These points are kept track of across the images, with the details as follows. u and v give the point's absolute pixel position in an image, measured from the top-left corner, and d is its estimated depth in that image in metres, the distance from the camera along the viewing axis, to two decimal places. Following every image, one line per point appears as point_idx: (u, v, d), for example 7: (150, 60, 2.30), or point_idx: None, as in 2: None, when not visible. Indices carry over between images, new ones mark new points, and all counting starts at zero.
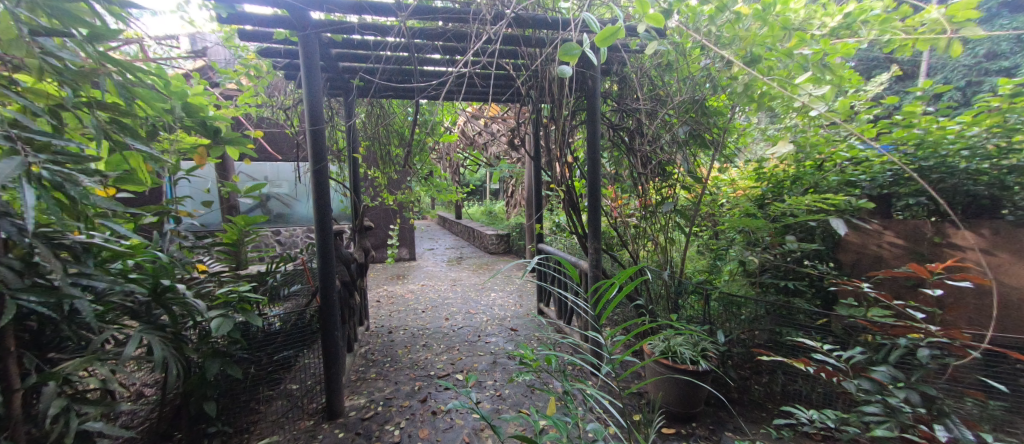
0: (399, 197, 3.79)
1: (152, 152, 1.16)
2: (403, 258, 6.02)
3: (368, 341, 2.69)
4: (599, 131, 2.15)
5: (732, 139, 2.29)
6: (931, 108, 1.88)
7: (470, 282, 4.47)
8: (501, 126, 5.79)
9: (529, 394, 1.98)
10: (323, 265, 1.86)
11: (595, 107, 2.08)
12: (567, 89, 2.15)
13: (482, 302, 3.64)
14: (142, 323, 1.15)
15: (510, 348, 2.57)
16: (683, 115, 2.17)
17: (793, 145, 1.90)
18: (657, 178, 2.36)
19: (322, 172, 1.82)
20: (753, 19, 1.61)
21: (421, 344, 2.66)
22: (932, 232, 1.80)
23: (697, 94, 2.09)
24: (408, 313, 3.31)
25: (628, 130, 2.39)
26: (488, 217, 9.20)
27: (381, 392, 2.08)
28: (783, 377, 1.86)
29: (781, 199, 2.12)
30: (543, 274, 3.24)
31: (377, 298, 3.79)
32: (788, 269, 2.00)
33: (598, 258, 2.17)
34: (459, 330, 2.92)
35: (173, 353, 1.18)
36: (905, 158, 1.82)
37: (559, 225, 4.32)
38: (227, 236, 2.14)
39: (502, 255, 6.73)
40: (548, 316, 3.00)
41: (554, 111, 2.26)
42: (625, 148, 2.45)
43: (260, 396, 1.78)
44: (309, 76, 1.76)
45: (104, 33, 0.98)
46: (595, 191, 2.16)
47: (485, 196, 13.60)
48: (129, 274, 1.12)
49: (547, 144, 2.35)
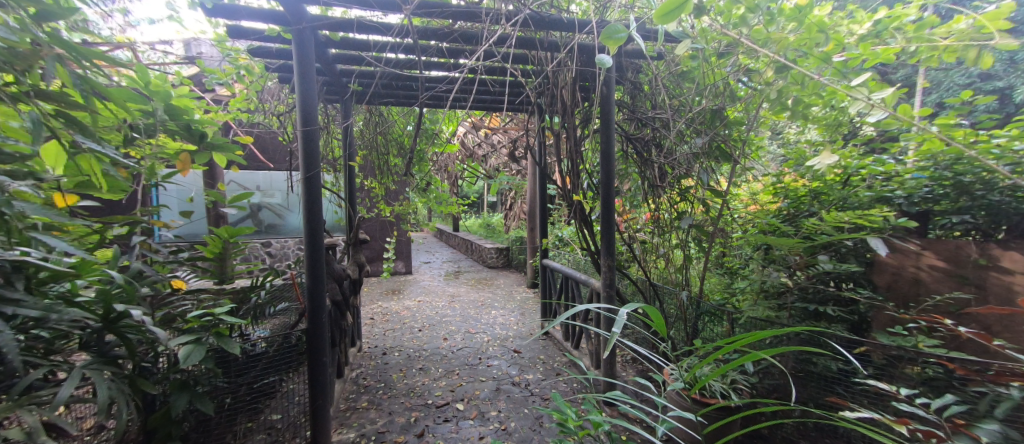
0: (396, 209, 3.63)
1: (107, 154, 1.00)
2: (398, 272, 5.83)
3: (360, 364, 2.49)
4: (614, 140, 2.02)
5: (750, 152, 2.17)
6: (970, 120, 1.75)
7: (469, 298, 4.28)
8: (502, 138, 5.70)
9: (538, 428, 1.81)
10: (312, 284, 1.69)
11: (610, 116, 1.95)
12: (579, 96, 2.02)
13: (483, 320, 3.46)
14: (91, 355, 0.97)
15: (515, 372, 2.38)
16: (701, 125, 2.04)
17: (839, 155, 1.64)
18: (673, 191, 2.22)
19: (313, 180, 1.64)
20: (787, 21, 1.50)
21: (417, 368, 2.46)
22: (977, 255, 1.61)
23: (717, 103, 1.96)
24: (404, 332, 3.12)
25: (643, 140, 2.25)
26: (486, 230, 9.04)
27: (372, 425, 1.88)
28: (816, 411, 1.69)
29: (806, 215, 1.98)
30: (547, 290, 3.07)
31: (372, 315, 3.59)
32: (817, 293, 1.84)
33: (613, 277, 2.02)
34: (458, 351, 2.73)
35: (126, 393, 0.98)
36: (946, 173, 1.67)
37: (562, 239, 4.16)
38: (209, 249, 1.96)
39: (501, 269, 6.54)
40: (554, 336, 2.83)
41: (566, 120, 2.12)
42: (638, 160, 2.32)
43: (236, 431, 1.57)
44: (304, 75, 1.61)
45: (57, 11, 0.83)
46: (608, 205, 2.02)
47: (483, 208, 13.45)
48: (75, 298, 0.95)
49: (557, 155, 2.21)
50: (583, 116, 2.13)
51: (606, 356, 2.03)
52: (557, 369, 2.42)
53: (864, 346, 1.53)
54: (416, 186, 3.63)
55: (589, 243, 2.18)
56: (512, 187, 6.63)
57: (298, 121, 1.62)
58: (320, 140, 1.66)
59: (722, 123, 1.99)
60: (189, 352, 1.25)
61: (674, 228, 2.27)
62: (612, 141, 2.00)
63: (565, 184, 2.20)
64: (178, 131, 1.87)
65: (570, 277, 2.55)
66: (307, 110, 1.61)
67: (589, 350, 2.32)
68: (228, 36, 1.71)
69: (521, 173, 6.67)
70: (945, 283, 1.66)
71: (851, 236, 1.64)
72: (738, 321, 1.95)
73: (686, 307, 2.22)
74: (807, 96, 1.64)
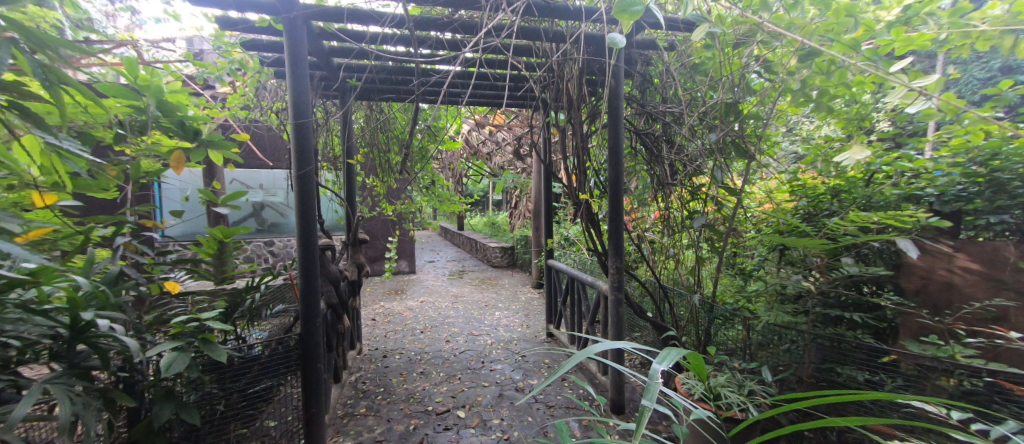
0: (398, 208, 3.56)
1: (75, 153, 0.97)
2: (402, 271, 5.77)
3: (360, 367, 2.42)
4: (622, 136, 1.92)
5: (766, 148, 2.06)
6: (1008, 112, 1.63)
7: (473, 299, 4.20)
8: (508, 135, 5.61)
9: (542, 438, 1.73)
10: (307, 288, 1.61)
11: (618, 110, 1.85)
12: (585, 90, 1.93)
13: (486, 321, 3.38)
14: (58, 367, 0.91)
15: (518, 377, 2.30)
16: (715, 119, 1.94)
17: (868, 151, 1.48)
18: (685, 190, 2.11)
19: (306, 177, 1.57)
20: (811, 5, 1.39)
21: (418, 372, 2.38)
22: (1015, 257, 1.50)
23: (732, 95, 1.86)
24: (406, 334, 3.05)
25: (653, 136, 2.15)
26: (491, 229, 8.96)
27: (370, 433, 1.80)
28: (839, 423, 1.58)
29: (825, 214, 1.87)
30: (552, 292, 2.98)
31: (373, 316, 3.53)
32: (838, 298, 1.73)
33: (621, 279, 1.92)
34: (461, 354, 2.65)
35: (97, 407, 0.92)
36: (981, 169, 1.55)
37: (568, 238, 4.07)
38: (204, 251, 1.92)
39: (506, 269, 6.45)
40: (559, 340, 2.74)
41: (571, 115, 2.02)
42: (647, 157, 2.22)
43: (229, 438, 1.50)
44: (295, 67, 1.52)
45: None
46: (615, 204, 1.92)
47: (488, 207, 13.37)
48: (41, 307, 0.90)
49: (563, 152, 2.11)
50: (589, 111, 2.03)
51: (613, 362, 1.94)
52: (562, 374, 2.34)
53: (889, 356, 1.43)
54: (418, 185, 3.56)
55: (596, 244, 2.08)
56: (517, 185, 6.53)
57: (290, 116, 1.55)
58: (314, 137, 1.59)
59: (737, 117, 1.89)
60: (170, 361, 1.20)
61: (685, 227, 2.16)
62: (620, 137, 1.90)
63: (570, 182, 2.11)
64: (173, 129, 1.82)
65: (576, 279, 2.46)
66: (299, 105, 1.53)
67: (595, 355, 2.24)
68: (218, 24, 1.68)
69: (527, 171, 6.57)
70: (981, 287, 1.54)
71: (878, 237, 1.53)
72: (753, 327, 1.85)
73: (698, 311, 2.13)
74: (832, 87, 1.53)
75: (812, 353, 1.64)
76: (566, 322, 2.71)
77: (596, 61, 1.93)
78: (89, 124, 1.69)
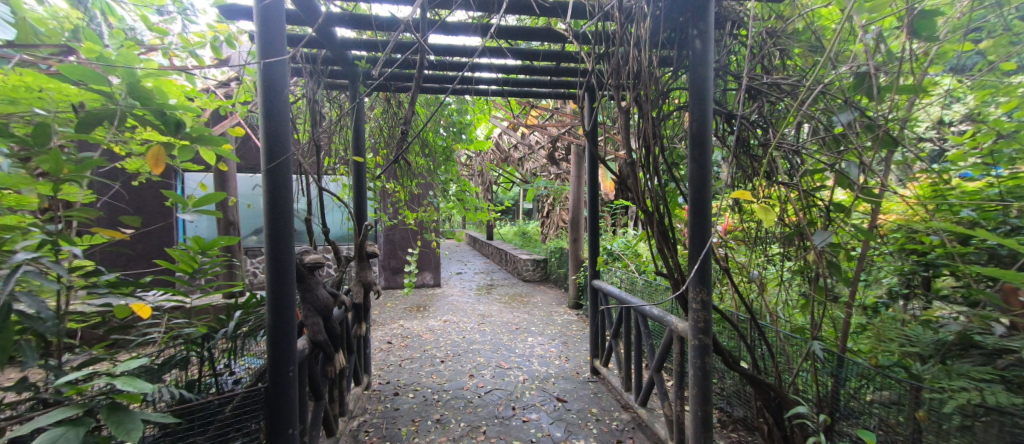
0: (421, 217, 3.18)
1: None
2: (426, 284, 5.41)
3: (365, 409, 2.00)
4: (710, 119, 1.40)
5: (910, 136, 1.49)
6: None
7: (502, 320, 3.73)
8: (544, 137, 5.23)
9: None
10: (277, 323, 1.19)
11: (706, 81, 1.35)
12: (655, 61, 1.44)
13: (518, 349, 2.90)
14: None
15: (560, 436, 1.79)
16: (844, 96, 1.41)
17: None
18: (795, 197, 1.55)
19: (278, 172, 1.15)
20: None
21: (434, 419, 1.92)
22: None
23: (870, 63, 1.34)
24: (424, 364, 2.61)
25: (745, 124, 1.62)
26: (522, 239, 8.51)
27: None
28: None
29: (1004, 231, 1.39)
30: (597, 317, 2.44)
31: (389, 338, 3.12)
32: None
33: (708, 317, 1.38)
34: (487, 395, 2.18)
35: None
36: None
37: (612, 253, 3.55)
38: (182, 264, 1.63)
39: (538, 284, 5.97)
40: (610, 382, 2.20)
41: (639, 92, 1.52)
42: (733, 151, 1.69)
43: None
44: (266, 17, 1.12)
45: None
46: (700, 210, 1.40)
47: (518, 215, 13.05)
48: None
49: (626, 143, 1.59)
50: (661, 91, 1.53)
51: (697, 436, 1.41)
52: (616, 434, 1.81)
53: None
54: (441, 190, 3.14)
55: (668, 267, 1.54)
56: (551, 192, 6.05)
57: (259, 86, 1.14)
58: (290, 116, 1.17)
59: (877, 92, 1.37)
60: (50, 441, 0.80)
61: (790, 243, 1.62)
62: (707, 120, 1.39)
63: (632, 186, 1.59)
64: (149, 118, 1.37)
65: (634, 308, 1.94)
66: (268, 71, 1.12)
67: (664, 415, 1.70)
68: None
69: (561, 177, 6.09)
70: None
71: None
72: (920, 399, 1.23)
73: (815, 362, 1.55)
74: None
75: (1007, 441, 1.05)
76: (617, 360, 2.18)
77: (674, 19, 1.44)
78: (54, 116, 1.28)
